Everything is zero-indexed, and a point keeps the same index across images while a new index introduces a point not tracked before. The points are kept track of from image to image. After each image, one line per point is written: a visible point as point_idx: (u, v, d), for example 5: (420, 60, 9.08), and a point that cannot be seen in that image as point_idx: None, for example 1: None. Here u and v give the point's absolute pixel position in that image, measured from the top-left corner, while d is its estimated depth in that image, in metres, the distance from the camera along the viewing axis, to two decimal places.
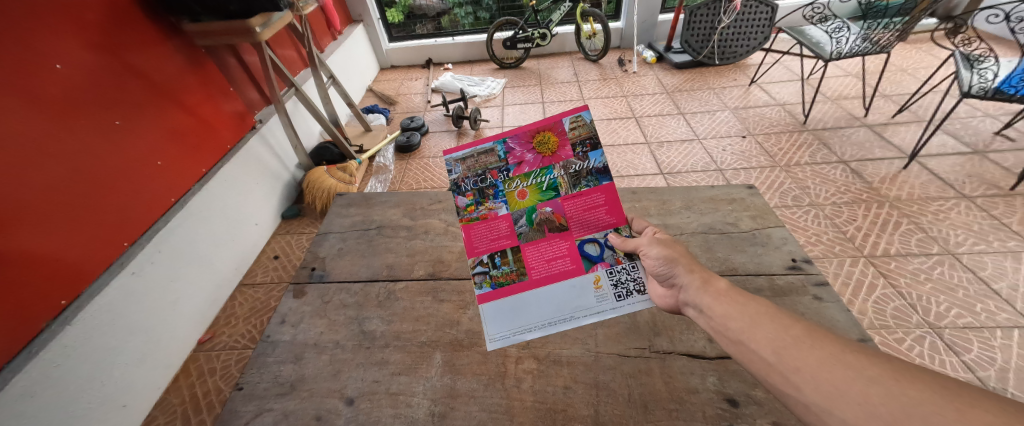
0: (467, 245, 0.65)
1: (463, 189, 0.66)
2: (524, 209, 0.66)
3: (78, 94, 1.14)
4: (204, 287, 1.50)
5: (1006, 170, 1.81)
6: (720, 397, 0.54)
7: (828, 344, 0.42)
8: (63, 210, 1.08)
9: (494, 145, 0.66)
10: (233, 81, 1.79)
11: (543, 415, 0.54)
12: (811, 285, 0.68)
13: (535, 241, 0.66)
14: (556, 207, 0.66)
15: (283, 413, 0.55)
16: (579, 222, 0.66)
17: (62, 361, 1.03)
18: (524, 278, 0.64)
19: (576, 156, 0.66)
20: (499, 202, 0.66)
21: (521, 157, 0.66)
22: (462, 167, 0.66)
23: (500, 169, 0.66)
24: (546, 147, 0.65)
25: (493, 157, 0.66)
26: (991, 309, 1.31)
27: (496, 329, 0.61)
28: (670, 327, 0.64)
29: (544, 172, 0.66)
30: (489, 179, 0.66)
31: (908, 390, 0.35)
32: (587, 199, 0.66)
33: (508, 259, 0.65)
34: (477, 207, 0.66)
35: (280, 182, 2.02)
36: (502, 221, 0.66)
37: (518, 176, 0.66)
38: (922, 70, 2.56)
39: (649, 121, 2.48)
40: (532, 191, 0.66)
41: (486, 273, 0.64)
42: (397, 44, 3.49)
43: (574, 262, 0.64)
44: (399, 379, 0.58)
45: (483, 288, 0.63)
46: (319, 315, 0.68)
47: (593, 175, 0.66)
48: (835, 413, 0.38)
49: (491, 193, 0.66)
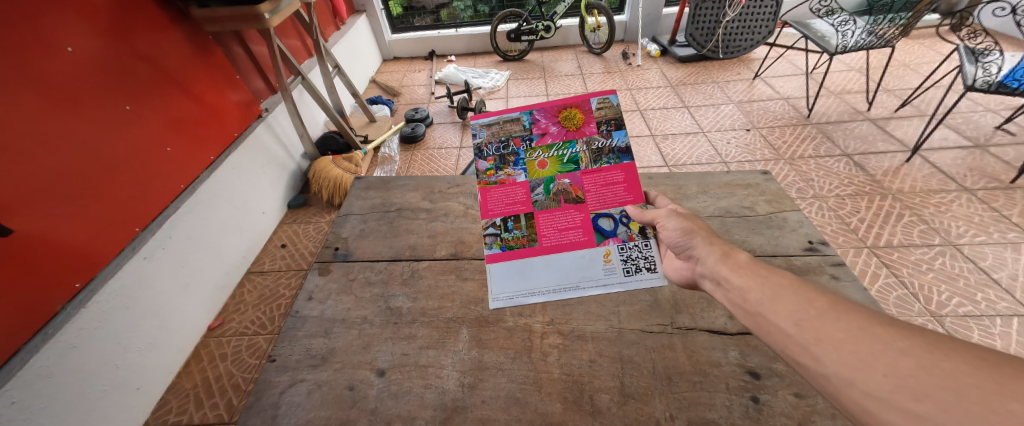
0: (481, 207, 0.67)
1: (485, 154, 0.69)
2: (542, 179, 0.67)
3: (88, 79, 1.14)
4: (212, 274, 1.51)
5: (1007, 163, 1.83)
6: (742, 370, 0.56)
7: (853, 317, 0.42)
8: (75, 194, 1.08)
9: (521, 115, 0.69)
10: (240, 69, 1.79)
11: (571, 386, 0.55)
12: (828, 265, 0.70)
13: (549, 209, 0.67)
14: (574, 179, 0.67)
15: (316, 383, 0.56)
16: (597, 196, 0.67)
17: (77, 343, 1.04)
18: (535, 245, 0.65)
19: (601, 132, 0.68)
20: (518, 170, 0.68)
21: (546, 129, 0.68)
22: (487, 132, 0.69)
23: (524, 138, 0.69)
24: (571, 122, 0.68)
25: (519, 126, 0.69)
26: (991, 298, 1.34)
27: (500, 290, 0.65)
28: (691, 305, 0.65)
29: (566, 146, 0.68)
30: (511, 147, 0.69)
31: (940, 362, 0.35)
32: (607, 175, 0.67)
33: (520, 224, 0.66)
34: (497, 171, 0.68)
35: (286, 172, 2.02)
36: (519, 187, 0.68)
37: (540, 147, 0.68)
38: (924, 66, 2.58)
39: (653, 115, 2.49)
40: (553, 162, 0.67)
41: (497, 236, 0.66)
42: (399, 35, 3.47)
43: (587, 234, 0.65)
44: (428, 352, 0.60)
45: (492, 249, 0.65)
46: (346, 292, 0.69)
47: (616, 152, 0.67)
48: (858, 385, 0.38)
49: (512, 161, 0.69)
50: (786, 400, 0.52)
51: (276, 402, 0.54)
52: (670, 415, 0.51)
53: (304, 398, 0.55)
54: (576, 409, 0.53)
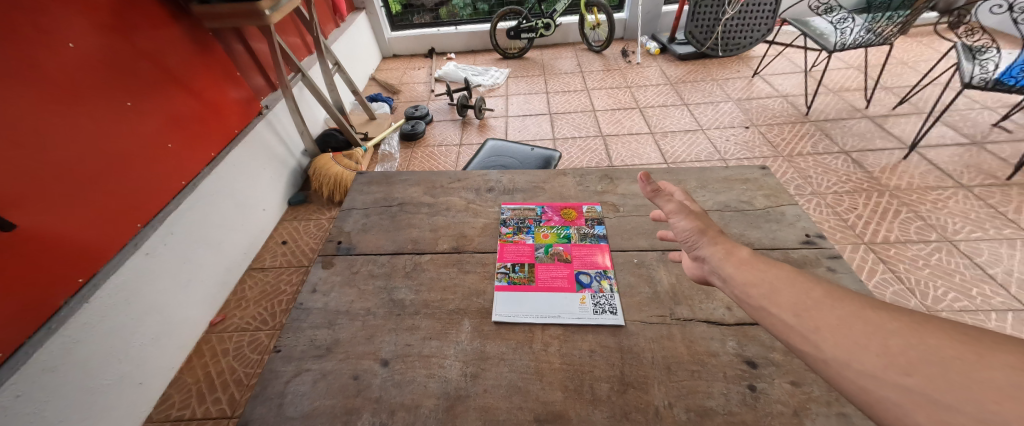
0: (497, 253, 0.76)
1: (507, 223, 0.83)
2: (543, 244, 0.78)
3: (89, 75, 1.14)
4: (214, 270, 1.52)
5: (1004, 160, 1.84)
6: (739, 359, 0.57)
7: (847, 303, 0.42)
8: (77, 189, 1.08)
9: (535, 207, 0.88)
10: (240, 66, 1.79)
11: (571, 375, 0.56)
12: (825, 258, 0.71)
13: (545, 263, 0.74)
14: (566, 247, 0.77)
15: (321, 373, 0.57)
16: (581, 260, 0.74)
17: (80, 338, 1.04)
18: (530, 283, 0.70)
19: (587, 224, 0.83)
20: (528, 235, 0.80)
21: (550, 217, 0.85)
22: (510, 212, 0.86)
23: (535, 219, 0.84)
24: (568, 215, 0.85)
25: (532, 213, 0.86)
26: (987, 293, 1.36)
27: (506, 308, 0.65)
28: (689, 297, 0.66)
29: (562, 228, 0.82)
30: (526, 223, 0.84)
31: (927, 339, 0.35)
32: (591, 250, 0.76)
33: (525, 268, 0.73)
34: (513, 235, 0.80)
35: (286, 169, 2.02)
36: (526, 246, 0.78)
37: (545, 225, 0.83)
38: (922, 63, 2.59)
39: (652, 112, 2.49)
40: (553, 235, 0.80)
41: (506, 273, 0.72)
42: (399, 33, 3.47)
43: (570, 282, 0.70)
44: (431, 342, 0.61)
45: (500, 281, 0.70)
46: (349, 284, 0.70)
47: (596, 237, 0.79)
48: (853, 365, 0.37)
49: (525, 230, 0.82)
50: (783, 388, 0.53)
51: (282, 391, 0.55)
52: (669, 403, 0.52)
53: (309, 387, 0.55)
54: (577, 397, 0.53)
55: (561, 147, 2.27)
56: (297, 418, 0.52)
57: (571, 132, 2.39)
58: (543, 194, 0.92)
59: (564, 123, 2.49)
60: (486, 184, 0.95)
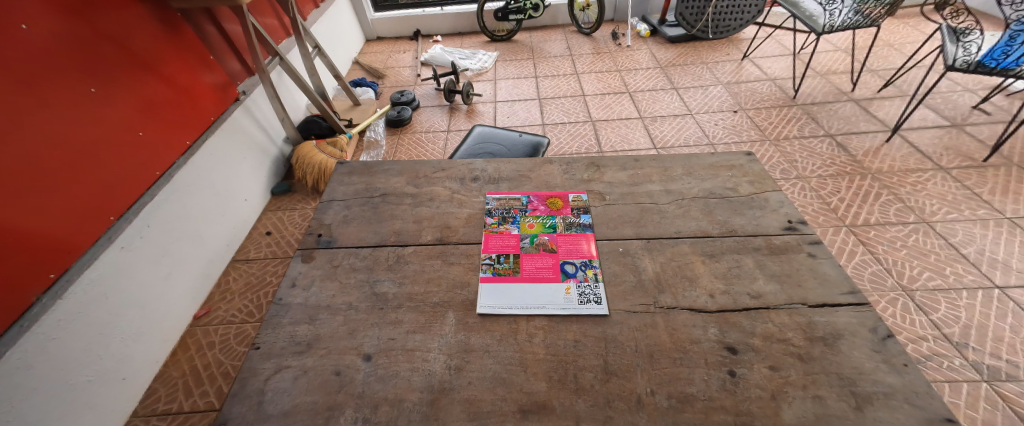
0: (481, 245, 0.75)
1: (493, 214, 0.82)
2: (529, 234, 0.77)
3: (49, 61, 1.07)
4: (195, 263, 1.48)
5: (982, 142, 1.88)
6: (720, 346, 0.57)
7: None
8: (47, 183, 1.03)
9: (520, 197, 0.87)
10: (214, 50, 1.71)
11: (555, 366, 0.56)
12: (806, 244, 0.72)
13: (530, 253, 0.73)
14: (551, 237, 0.76)
15: (302, 369, 0.56)
16: (566, 249, 0.74)
17: (56, 335, 1.00)
18: (515, 274, 0.69)
19: (572, 213, 0.82)
20: (513, 226, 0.79)
21: (536, 206, 0.84)
22: (496, 203, 0.85)
23: (521, 210, 0.83)
24: (554, 205, 0.84)
25: (518, 203, 0.86)
26: (959, 272, 1.40)
27: (489, 301, 0.65)
28: (673, 285, 0.67)
29: (547, 218, 0.81)
30: (511, 213, 0.83)
31: None
32: (576, 239, 0.76)
33: (510, 259, 0.72)
34: (498, 225, 0.79)
35: (267, 157, 1.96)
36: (511, 236, 0.77)
37: (531, 216, 0.82)
38: (908, 46, 2.61)
39: (642, 97, 2.47)
40: (538, 225, 0.79)
41: (491, 265, 0.71)
42: (383, 14, 3.36)
43: (555, 272, 0.70)
44: (414, 336, 0.60)
45: (485, 273, 0.69)
46: (330, 278, 0.69)
47: (582, 226, 0.79)
48: None
49: (510, 220, 0.81)
50: (762, 373, 0.54)
51: (262, 388, 0.54)
52: (650, 390, 0.53)
53: (290, 384, 0.55)
54: (560, 387, 0.53)
55: (550, 133, 2.24)
56: (278, 415, 0.52)
57: (560, 118, 2.36)
58: (529, 183, 0.91)
59: (552, 108, 2.46)
60: (471, 173, 0.93)
